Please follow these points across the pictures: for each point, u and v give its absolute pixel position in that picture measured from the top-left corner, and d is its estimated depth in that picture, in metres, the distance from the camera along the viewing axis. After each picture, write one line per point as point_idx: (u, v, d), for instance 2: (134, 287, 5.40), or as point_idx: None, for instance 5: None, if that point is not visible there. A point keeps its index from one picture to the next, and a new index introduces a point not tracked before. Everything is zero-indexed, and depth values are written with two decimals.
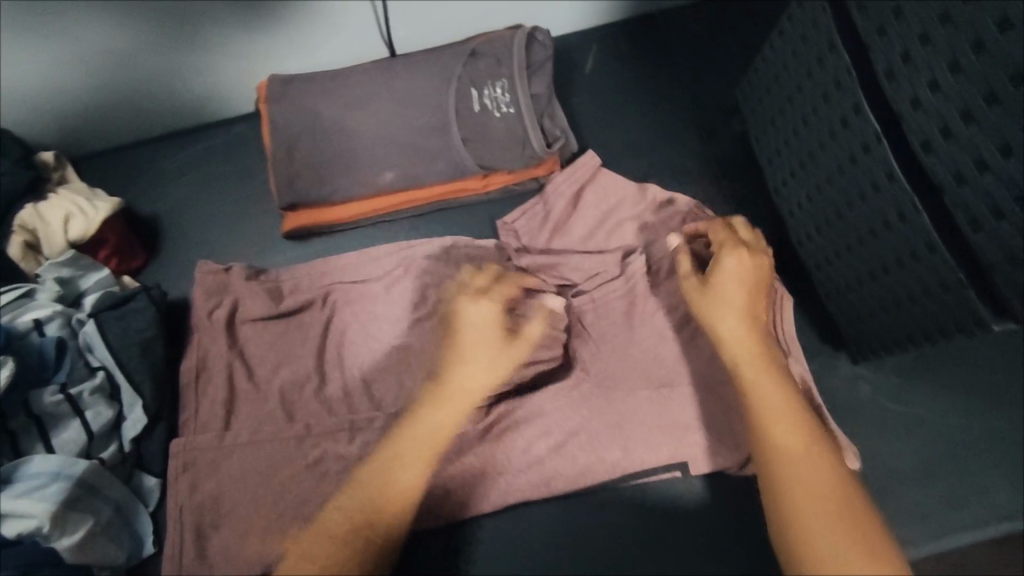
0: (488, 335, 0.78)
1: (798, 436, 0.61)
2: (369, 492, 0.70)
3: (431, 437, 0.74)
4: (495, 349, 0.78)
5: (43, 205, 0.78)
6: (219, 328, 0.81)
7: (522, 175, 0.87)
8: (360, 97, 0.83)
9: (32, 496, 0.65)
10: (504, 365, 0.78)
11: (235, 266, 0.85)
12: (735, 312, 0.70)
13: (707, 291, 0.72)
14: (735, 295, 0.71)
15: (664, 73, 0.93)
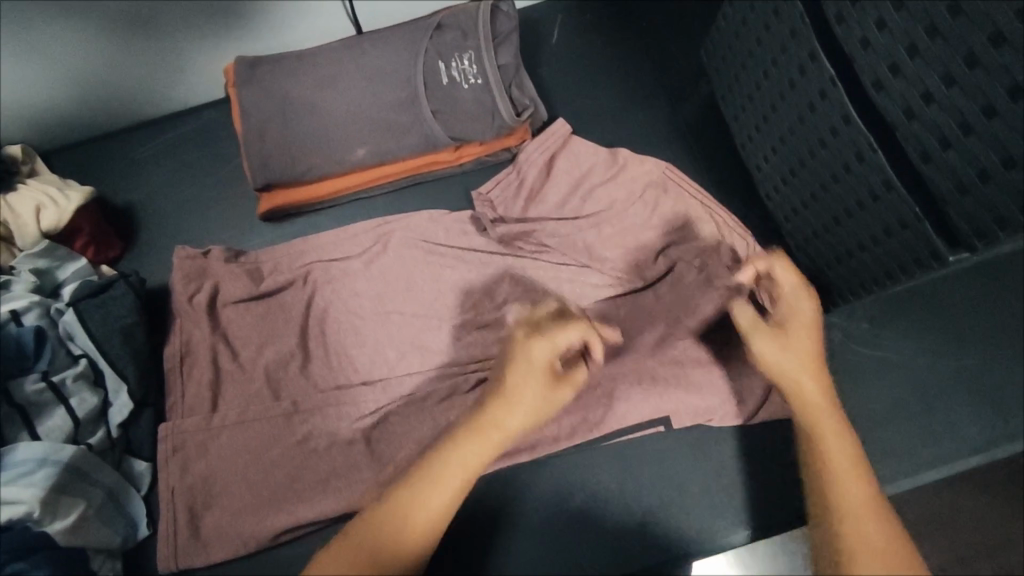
0: (544, 375, 0.59)
1: (867, 491, 0.53)
2: (383, 530, 0.53)
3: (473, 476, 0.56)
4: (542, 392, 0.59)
5: (13, 197, 0.77)
6: (201, 312, 0.81)
7: (494, 146, 0.88)
8: (329, 74, 0.83)
9: (20, 482, 0.65)
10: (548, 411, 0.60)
11: (213, 250, 0.85)
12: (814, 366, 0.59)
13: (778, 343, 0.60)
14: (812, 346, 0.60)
15: (630, 39, 0.94)
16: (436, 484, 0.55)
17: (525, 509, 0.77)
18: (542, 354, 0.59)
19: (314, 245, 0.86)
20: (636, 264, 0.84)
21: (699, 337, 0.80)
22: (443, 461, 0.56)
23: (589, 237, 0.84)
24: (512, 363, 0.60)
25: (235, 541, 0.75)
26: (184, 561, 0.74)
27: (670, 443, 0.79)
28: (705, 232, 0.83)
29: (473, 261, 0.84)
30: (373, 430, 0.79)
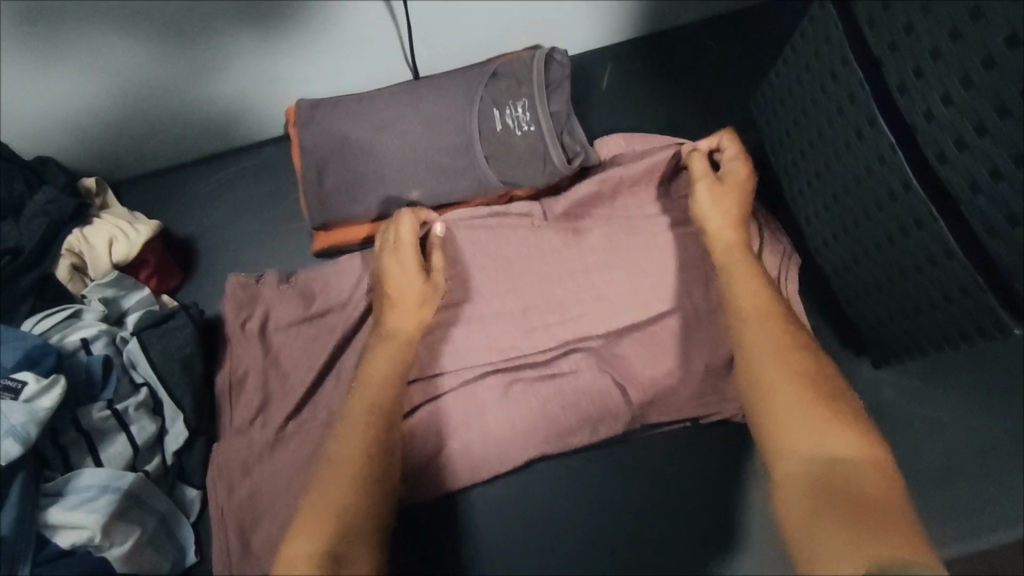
0: (414, 280, 0.77)
1: (764, 311, 0.67)
2: (342, 451, 0.65)
3: (392, 373, 0.72)
4: (419, 294, 0.76)
5: (88, 229, 0.81)
6: (253, 340, 0.83)
7: (544, 192, 0.89)
8: (387, 119, 0.86)
9: (85, 507, 0.68)
10: (430, 304, 0.77)
11: (267, 275, 0.87)
12: (733, 212, 0.76)
13: (717, 190, 0.76)
14: (733, 200, 0.76)
15: (679, 87, 0.95)
16: (367, 391, 0.70)
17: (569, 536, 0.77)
18: (409, 259, 0.77)
19: (363, 279, 0.86)
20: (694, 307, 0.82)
21: None
22: (361, 380, 0.71)
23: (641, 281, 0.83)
24: (391, 284, 0.76)
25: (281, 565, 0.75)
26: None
27: (720, 479, 0.78)
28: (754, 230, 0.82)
29: (515, 292, 0.83)
30: None
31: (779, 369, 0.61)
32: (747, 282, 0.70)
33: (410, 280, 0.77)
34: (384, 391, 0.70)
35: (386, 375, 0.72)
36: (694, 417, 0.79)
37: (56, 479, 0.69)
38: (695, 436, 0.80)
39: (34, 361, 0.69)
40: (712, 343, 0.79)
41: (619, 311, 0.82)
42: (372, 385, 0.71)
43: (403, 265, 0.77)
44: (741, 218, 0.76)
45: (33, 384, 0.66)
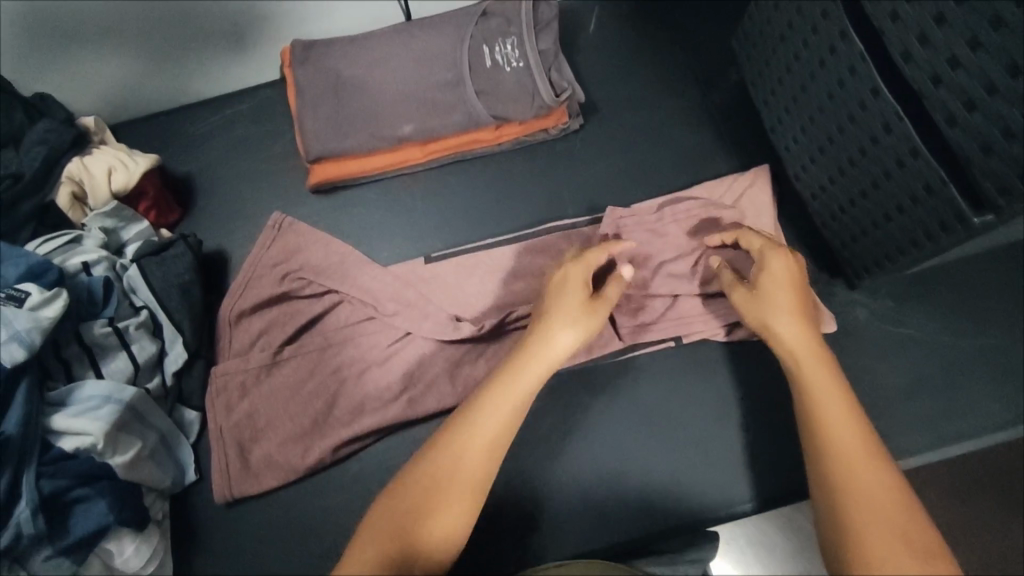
0: (578, 294, 0.67)
1: (853, 432, 0.52)
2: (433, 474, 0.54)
3: (506, 423, 0.56)
4: (573, 307, 0.66)
5: (88, 158, 0.83)
6: (263, 271, 0.85)
7: (532, 126, 0.91)
8: (380, 57, 0.89)
9: (88, 415, 0.69)
10: (589, 324, 0.65)
11: (293, 220, 0.88)
12: (787, 313, 0.61)
13: (754, 299, 0.64)
14: (783, 295, 0.62)
15: (663, 31, 0.98)
16: (474, 433, 0.55)
17: (554, 446, 0.80)
18: (579, 274, 0.69)
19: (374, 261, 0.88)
20: (681, 233, 0.84)
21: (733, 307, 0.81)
22: (489, 400, 0.58)
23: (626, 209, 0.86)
24: (551, 289, 0.68)
25: (278, 480, 0.79)
26: (238, 490, 0.78)
27: (708, 402, 0.81)
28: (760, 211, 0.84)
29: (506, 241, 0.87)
30: (412, 391, 0.81)
31: (868, 502, 0.48)
32: (829, 397, 0.54)
33: (576, 300, 0.66)
34: (501, 427, 0.56)
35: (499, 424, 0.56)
36: (677, 337, 0.82)
37: (59, 388, 0.71)
38: (675, 350, 0.83)
39: (37, 274, 0.71)
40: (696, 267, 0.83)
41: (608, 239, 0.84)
42: (502, 413, 0.57)
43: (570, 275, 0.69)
44: (804, 311, 0.62)
45: (37, 294, 0.68)
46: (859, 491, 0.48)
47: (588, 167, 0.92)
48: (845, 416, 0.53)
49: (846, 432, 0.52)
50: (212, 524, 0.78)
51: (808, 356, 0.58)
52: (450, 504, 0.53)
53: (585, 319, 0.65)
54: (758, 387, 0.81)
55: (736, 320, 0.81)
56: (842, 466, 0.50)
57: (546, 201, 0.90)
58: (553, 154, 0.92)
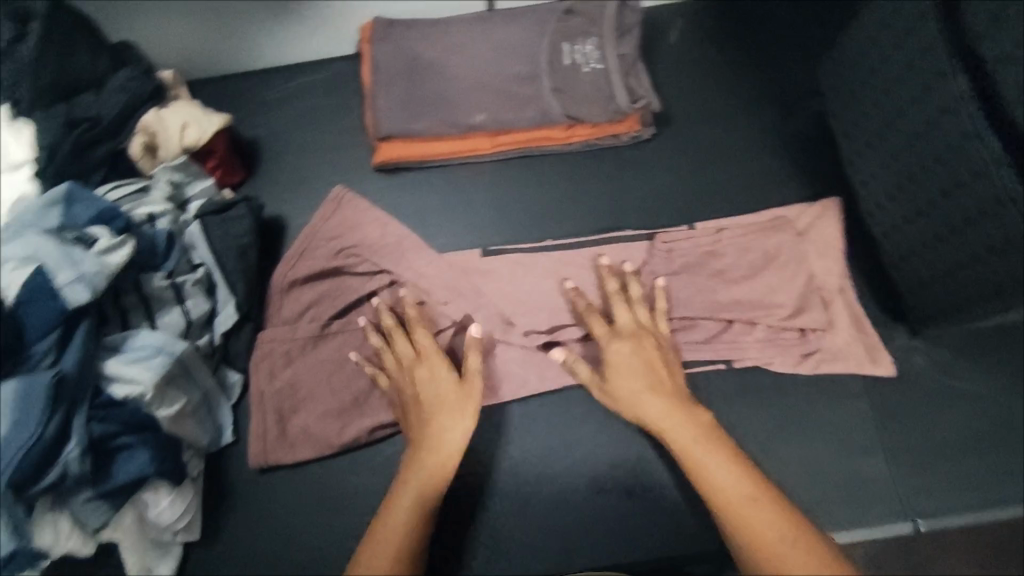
0: (444, 385, 0.72)
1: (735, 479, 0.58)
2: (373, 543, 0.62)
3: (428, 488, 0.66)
4: (446, 401, 0.71)
5: (165, 111, 0.83)
6: (319, 243, 0.85)
7: (604, 130, 0.90)
8: (460, 43, 0.89)
9: (140, 364, 0.69)
10: (466, 409, 0.71)
11: (350, 194, 0.87)
12: (655, 400, 0.65)
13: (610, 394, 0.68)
14: (635, 383, 0.67)
15: (746, 51, 0.96)
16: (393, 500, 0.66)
17: (588, 453, 0.78)
18: (408, 350, 0.75)
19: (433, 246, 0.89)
20: (742, 253, 0.82)
21: (787, 341, 0.81)
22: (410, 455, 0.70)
23: (684, 230, 0.85)
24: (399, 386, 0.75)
25: (315, 451, 0.79)
26: (273, 458, 0.78)
27: (755, 432, 0.78)
28: (829, 245, 0.83)
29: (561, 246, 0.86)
30: None
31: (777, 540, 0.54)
32: (709, 459, 0.60)
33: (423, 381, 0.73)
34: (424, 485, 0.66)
35: (415, 479, 0.67)
36: (728, 360, 0.81)
37: (115, 335, 0.71)
38: (726, 370, 0.81)
39: (107, 220, 0.72)
40: (762, 290, 0.81)
41: (665, 253, 0.83)
42: (409, 489, 0.66)
43: (409, 361, 0.75)
44: (659, 390, 0.66)
45: (104, 240, 0.69)
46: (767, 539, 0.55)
47: (654, 179, 0.90)
48: (725, 466, 0.59)
49: (730, 479, 0.58)
50: (243, 488, 0.79)
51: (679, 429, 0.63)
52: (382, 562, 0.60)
53: (463, 407, 0.71)
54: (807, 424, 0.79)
55: (789, 353, 0.80)
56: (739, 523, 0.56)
57: (608, 208, 0.89)
58: (621, 161, 0.91)
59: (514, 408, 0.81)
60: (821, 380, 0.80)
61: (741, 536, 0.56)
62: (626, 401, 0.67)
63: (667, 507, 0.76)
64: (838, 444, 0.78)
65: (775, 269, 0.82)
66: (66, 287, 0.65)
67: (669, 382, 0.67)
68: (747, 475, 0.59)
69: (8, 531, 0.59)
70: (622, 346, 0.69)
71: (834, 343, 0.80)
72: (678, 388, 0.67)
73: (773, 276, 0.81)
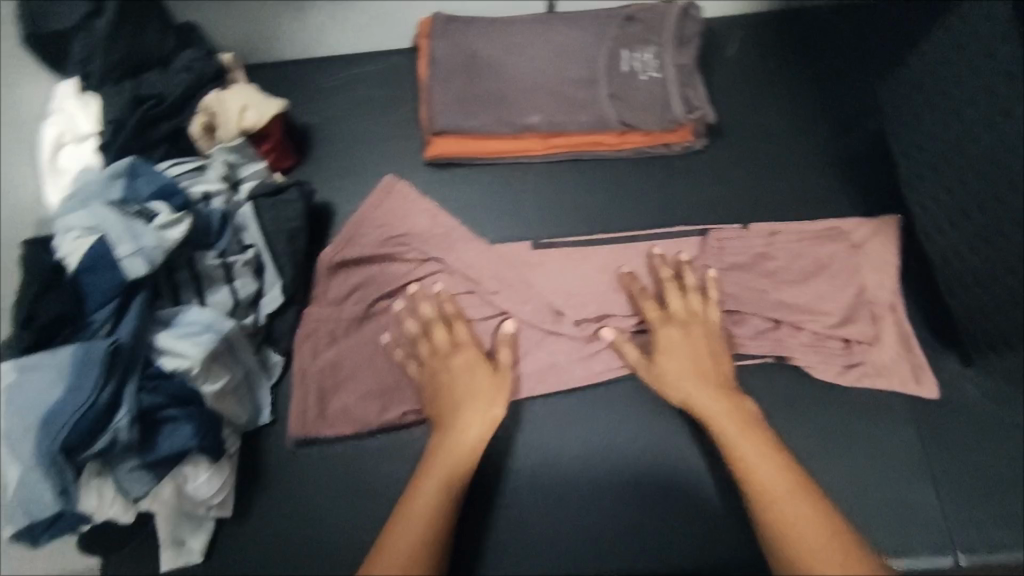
0: (476, 373, 0.76)
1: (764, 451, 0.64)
2: (398, 527, 0.63)
3: (450, 477, 0.68)
4: (476, 388, 0.75)
5: (226, 93, 0.84)
6: (375, 223, 0.86)
7: (658, 139, 0.90)
8: (519, 43, 0.89)
9: (189, 339, 0.71)
10: (495, 396, 0.75)
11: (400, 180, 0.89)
12: (694, 382, 0.72)
13: (654, 375, 0.74)
14: (678, 366, 0.73)
15: (806, 67, 0.95)
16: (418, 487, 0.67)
17: (625, 456, 0.78)
18: (443, 337, 0.78)
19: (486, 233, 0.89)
20: (794, 258, 0.83)
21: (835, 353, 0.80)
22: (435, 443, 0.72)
23: (736, 228, 0.85)
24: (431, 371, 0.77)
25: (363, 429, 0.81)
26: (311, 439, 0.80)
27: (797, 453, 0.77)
28: (880, 269, 0.82)
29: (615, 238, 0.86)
30: None
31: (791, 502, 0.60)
32: (740, 432, 0.66)
33: (456, 368, 0.76)
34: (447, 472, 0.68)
35: (442, 463, 0.69)
36: (778, 356, 0.80)
37: (168, 309, 0.73)
38: (772, 372, 0.80)
39: (167, 195, 0.73)
40: (807, 311, 0.81)
41: (718, 252, 0.83)
42: (433, 478, 0.68)
43: (447, 350, 0.77)
44: (699, 372, 0.72)
45: (164, 215, 0.70)
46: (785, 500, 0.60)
47: (705, 190, 0.90)
48: (755, 439, 0.66)
49: (757, 449, 0.64)
50: (277, 468, 0.80)
51: (720, 407, 0.69)
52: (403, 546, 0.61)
53: (491, 394, 0.75)
54: (851, 449, 0.77)
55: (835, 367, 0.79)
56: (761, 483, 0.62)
57: (657, 216, 0.88)
58: (672, 171, 0.91)
59: (551, 410, 0.80)
60: (865, 404, 0.79)
61: (761, 499, 0.61)
62: (668, 381, 0.73)
63: (700, 518, 0.75)
64: (879, 470, 0.76)
65: (826, 278, 0.82)
66: (127, 260, 0.66)
67: (711, 368, 0.73)
68: (773, 450, 0.65)
69: (55, 493, 0.61)
70: (670, 331, 0.75)
71: (878, 360, 0.80)
72: (719, 374, 0.73)
73: (823, 289, 0.81)
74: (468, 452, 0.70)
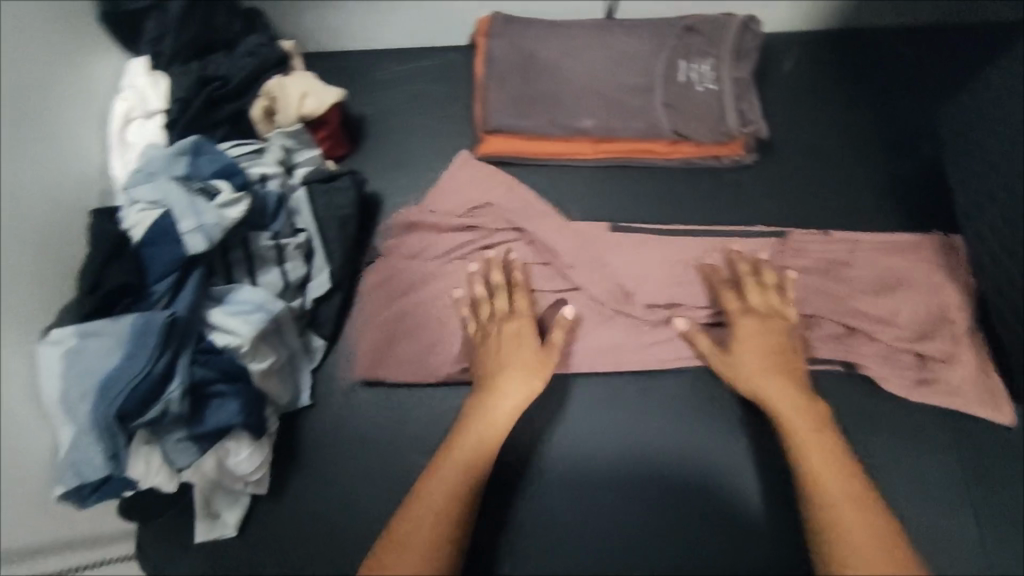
0: (526, 348, 0.74)
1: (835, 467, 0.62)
2: (425, 495, 0.64)
3: (479, 456, 0.67)
4: (524, 364, 0.73)
5: (287, 79, 0.85)
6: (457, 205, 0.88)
7: (709, 151, 0.90)
8: (577, 47, 0.90)
9: (240, 317, 0.72)
10: (538, 378, 0.72)
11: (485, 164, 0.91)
12: (771, 379, 0.71)
13: (728, 366, 0.74)
14: (754, 361, 0.72)
15: (863, 86, 0.95)
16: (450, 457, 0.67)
17: (664, 465, 0.77)
18: (501, 306, 0.78)
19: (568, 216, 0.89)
20: (873, 268, 0.83)
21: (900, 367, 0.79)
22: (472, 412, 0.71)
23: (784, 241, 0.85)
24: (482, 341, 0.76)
25: (429, 404, 0.82)
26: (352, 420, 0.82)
27: None
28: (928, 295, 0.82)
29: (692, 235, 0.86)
30: None
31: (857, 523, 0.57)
32: (811, 441, 0.65)
33: (508, 342, 0.75)
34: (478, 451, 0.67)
35: (475, 436, 0.68)
36: (848, 364, 0.79)
37: (221, 286, 0.74)
38: (843, 381, 0.79)
39: (228, 175, 0.74)
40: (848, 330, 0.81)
41: (795, 253, 0.84)
42: (465, 448, 0.67)
43: (505, 326, 0.76)
44: (776, 370, 0.71)
45: (226, 193, 0.71)
46: (847, 517, 0.58)
47: (754, 204, 0.89)
48: (825, 452, 0.64)
49: (826, 461, 0.63)
50: (314, 449, 0.81)
51: (793, 414, 0.68)
52: (426, 518, 0.62)
53: (534, 375, 0.73)
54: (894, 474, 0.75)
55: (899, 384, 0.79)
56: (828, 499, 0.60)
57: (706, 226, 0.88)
58: (721, 183, 0.90)
59: (589, 412, 0.79)
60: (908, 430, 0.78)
61: (821, 509, 0.59)
62: (743, 373, 0.72)
63: (736, 533, 0.73)
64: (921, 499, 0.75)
65: (900, 293, 0.82)
66: (189, 234, 0.68)
67: (791, 369, 0.72)
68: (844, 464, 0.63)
69: (105, 457, 0.63)
70: (753, 324, 0.74)
71: (952, 378, 0.78)
72: (797, 377, 0.71)
73: (887, 297, 0.82)
74: (494, 436, 0.68)
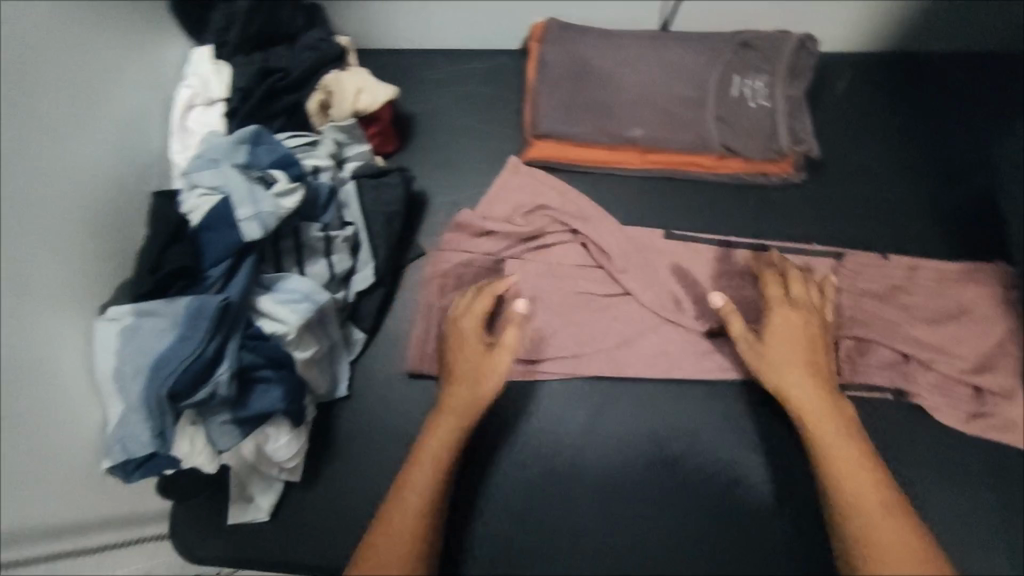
0: (473, 350, 0.73)
1: (864, 474, 0.63)
2: (400, 506, 0.64)
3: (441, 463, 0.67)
4: (477, 366, 0.71)
5: (343, 75, 0.87)
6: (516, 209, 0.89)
7: (755, 168, 0.89)
8: (631, 57, 0.90)
9: (289, 306, 0.73)
10: (492, 379, 0.70)
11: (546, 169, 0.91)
12: (805, 377, 0.69)
13: (758, 357, 0.71)
14: (789, 355, 0.70)
15: (917, 111, 0.94)
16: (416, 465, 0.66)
17: (699, 480, 0.76)
18: (479, 307, 0.76)
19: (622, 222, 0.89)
20: (934, 297, 0.83)
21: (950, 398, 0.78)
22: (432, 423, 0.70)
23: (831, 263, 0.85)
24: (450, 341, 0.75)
25: None
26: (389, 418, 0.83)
27: None
28: (975, 327, 0.81)
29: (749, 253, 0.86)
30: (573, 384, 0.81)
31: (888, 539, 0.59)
32: (841, 445, 0.65)
33: (472, 344, 0.73)
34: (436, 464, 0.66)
35: (434, 446, 0.67)
36: (898, 391, 0.79)
37: (271, 274, 0.76)
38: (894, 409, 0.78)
39: (285, 166, 0.75)
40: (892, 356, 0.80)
41: (851, 276, 0.84)
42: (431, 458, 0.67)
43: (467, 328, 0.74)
44: (807, 368, 0.69)
45: (283, 183, 0.72)
46: (880, 534, 0.60)
47: (801, 223, 0.88)
48: (854, 459, 0.64)
49: (854, 469, 0.63)
50: (349, 440, 0.81)
51: (822, 414, 0.67)
52: (399, 527, 0.62)
53: (487, 376, 0.71)
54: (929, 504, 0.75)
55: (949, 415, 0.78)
56: (856, 511, 0.61)
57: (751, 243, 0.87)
58: (767, 200, 0.90)
59: (625, 421, 0.79)
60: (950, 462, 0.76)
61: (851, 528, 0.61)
62: (771, 366, 0.70)
63: (768, 553, 0.73)
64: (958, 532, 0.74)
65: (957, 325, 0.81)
66: (245, 222, 0.69)
67: (820, 366, 0.70)
68: (870, 470, 0.64)
69: (153, 434, 0.64)
70: (786, 317, 0.72)
71: (1011, 415, 0.77)
72: (826, 374, 0.70)
73: (940, 327, 0.81)
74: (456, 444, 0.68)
